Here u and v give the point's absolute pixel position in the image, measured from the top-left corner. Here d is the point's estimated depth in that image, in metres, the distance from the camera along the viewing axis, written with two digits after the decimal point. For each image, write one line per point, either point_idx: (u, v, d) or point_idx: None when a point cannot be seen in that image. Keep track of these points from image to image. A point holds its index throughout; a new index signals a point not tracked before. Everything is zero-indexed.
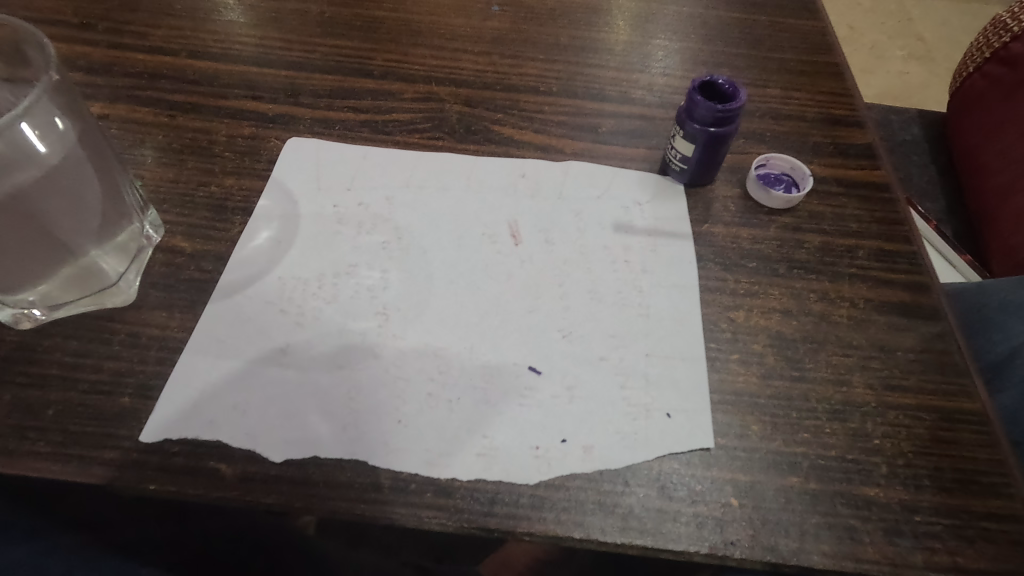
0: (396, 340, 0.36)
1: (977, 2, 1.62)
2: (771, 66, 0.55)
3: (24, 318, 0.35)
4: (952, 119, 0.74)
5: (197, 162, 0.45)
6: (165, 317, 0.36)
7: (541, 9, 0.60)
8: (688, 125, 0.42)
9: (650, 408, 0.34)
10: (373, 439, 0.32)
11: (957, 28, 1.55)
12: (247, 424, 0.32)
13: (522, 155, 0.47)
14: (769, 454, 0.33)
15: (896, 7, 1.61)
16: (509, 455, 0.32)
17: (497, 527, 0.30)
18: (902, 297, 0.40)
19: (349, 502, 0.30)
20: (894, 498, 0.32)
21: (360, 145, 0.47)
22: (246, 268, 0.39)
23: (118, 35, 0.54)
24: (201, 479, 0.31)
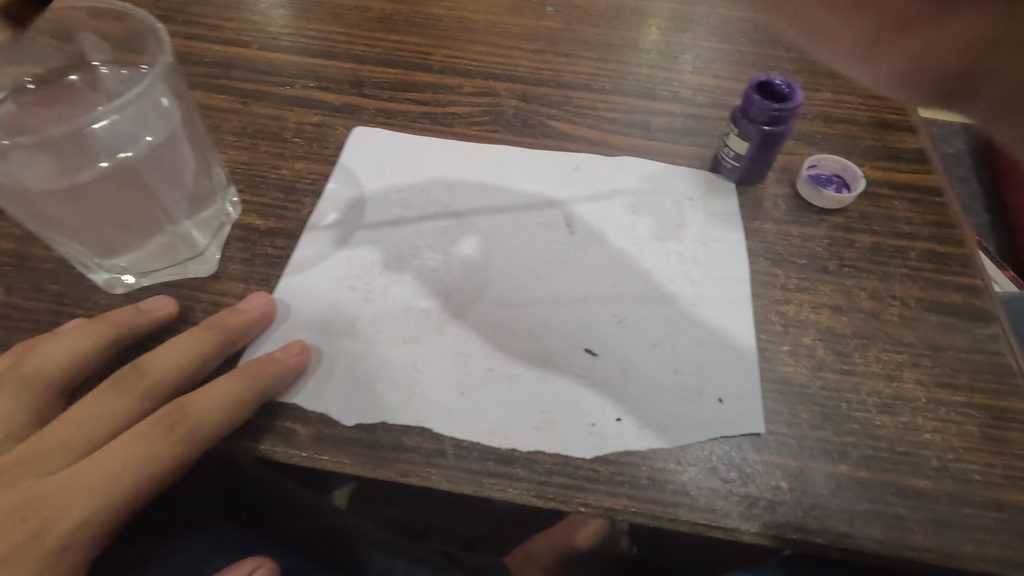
0: (458, 318, 0.38)
1: None
2: (822, 70, 0.56)
3: (116, 283, 0.38)
4: None
5: (269, 146, 0.47)
6: (242, 289, 0.39)
7: (594, 11, 0.61)
8: (743, 123, 0.43)
9: (702, 393, 0.35)
10: (438, 408, 0.34)
11: None
12: (320, 388, 0.35)
13: (576, 149, 0.49)
14: (819, 442, 0.34)
15: None
16: (566, 430, 0.33)
17: (555, 496, 0.32)
18: (954, 298, 0.40)
19: (416, 465, 0.32)
20: (944, 490, 0.32)
21: (421, 135, 0.49)
22: (316, 245, 0.41)
23: (193, 26, 0.57)
24: (278, 437, 0.33)
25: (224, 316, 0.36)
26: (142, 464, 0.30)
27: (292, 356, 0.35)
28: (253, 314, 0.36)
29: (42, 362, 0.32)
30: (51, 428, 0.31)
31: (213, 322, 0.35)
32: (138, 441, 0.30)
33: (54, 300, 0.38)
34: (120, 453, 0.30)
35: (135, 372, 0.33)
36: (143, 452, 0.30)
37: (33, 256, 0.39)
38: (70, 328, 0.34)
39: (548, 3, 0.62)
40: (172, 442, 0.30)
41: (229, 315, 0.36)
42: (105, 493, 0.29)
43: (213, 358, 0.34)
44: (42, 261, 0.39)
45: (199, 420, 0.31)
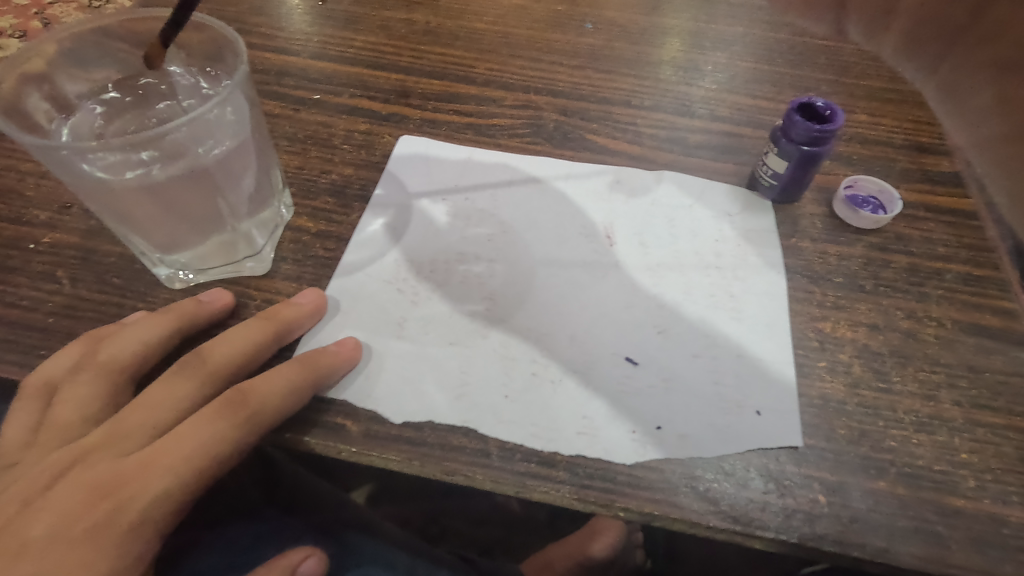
0: (503, 323, 0.39)
1: None
2: (857, 93, 0.57)
3: (177, 278, 0.40)
4: None
5: (319, 152, 0.49)
6: (296, 288, 0.40)
7: (633, 29, 0.63)
8: (783, 142, 0.44)
9: (742, 405, 0.36)
10: (483, 410, 0.35)
11: None
12: (371, 386, 0.36)
13: (616, 163, 0.50)
14: (856, 457, 0.34)
15: None
16: (609, 436, 0.34)
17: (596, 499, 0.33)
18: (991, 321, 0.40)
19: (462, 464, 0.33)
20: (983, 510, 0.33)
21: (466, 146, 0.50)
22: (365, 248, 0.43)
23: (247, 35, 0.60)
24: (330, 432, 0.34)
25: (280, 308, 0.37)
26: (208, 444, 0.31)
27: (346, 350, 0.36)
28: (307, 308, 0.38)
29: (112, 350, 0.34)
30: (124, 413, 0.33)
31: (270, 314, 0.37)
32: (204, 423, 0.31)
33: (118, 293, 0.39)
34: (186, 435, 0.31)
35: (197, 359, 0.34)
36: (208, 435, 0.31)
37: (98, 250, 0.41)
38: (137, 320, 0.36)
39: (587, 20, 0.63)
40: (235, 424, 0.32)
41: (284, 308, 0.37)
42: (174, 470, 0.30)
43: (269, 348, 0.36)
44: (106, 255, 0.41)
45: (260, 404, 0.32)
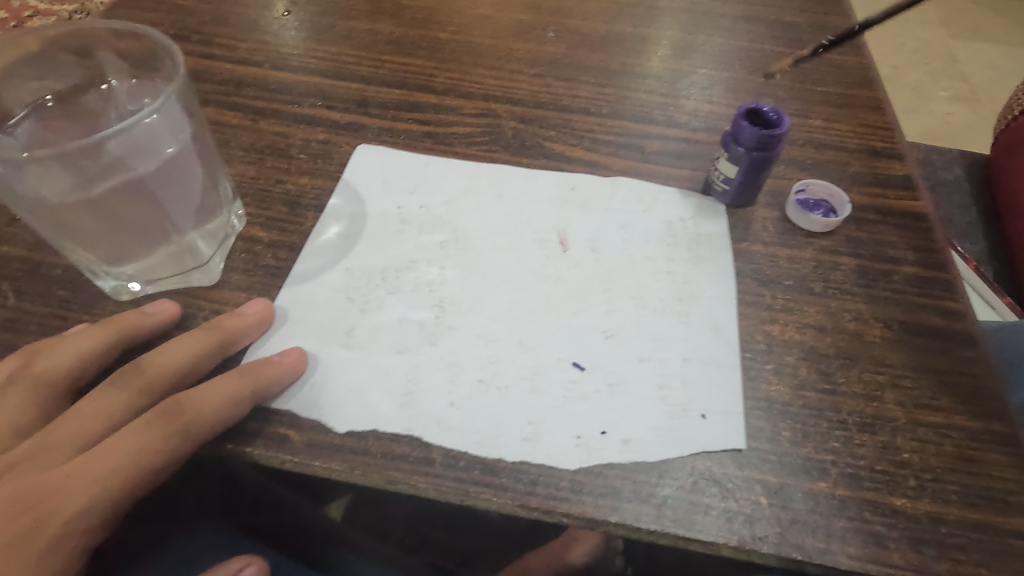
0: (451, 330, 0.39)
1: (1015, 56, 1.67)
2: (813, 98, 0.57)
3: (124, 290, 0.40)
4: (1001, 161, 0.78)
5: (276, 162, 0.49)
6: (245, 299, 0.40)
7: (594, 37, 0.63)
8: (732, 148, 0.44)
9: (687, 408, 0.36)
10: (428, 418, 0.35)
11: (1008, 87, 1.59)
12: (315, 396, 0.36)
13: (572, 170, 0.50)
14: (799, 459, 0.34)
15: (942, 65, 1.66)
16: (553, 442, 0.34)
17: (538, 506, 0.32)
18: (936, 322, 0.41)
19: (404, 473, 0.33)
20: (922, 509, 0.33)
21: (423, 154, 0.51)
22: (317, 257, 0.42)
23: (209, 46, 0.60)
24: (272, 441, 0.34)
25: (224, 318, 0.37)
26: (140, 456, 0.31)
27: (290, 360, 0.36)
28: (252, 318, 0.38)
29: (48, 363, 0.34)
30: (55, 425, 0.32)
31: (213, 324, 0.37)
32: (138, 436, 0.32)
33: (63, 305, 0.39)
34: (118, 447, 0.31)
35: (135, 370, 0.34)
36: (140, 447, 0.31)
37: (45, 262, 0.41)
38: (77, 331, 0.36)
39: (550, 28, 0.64)
40: (169, 437, 0.32)
41: (228, 318, 0.37)
42: (102, 483, 0.30)
43: (211, 359, 0.36)
44: (54, 266, 0.41)
45: (195, 416, 0.32)
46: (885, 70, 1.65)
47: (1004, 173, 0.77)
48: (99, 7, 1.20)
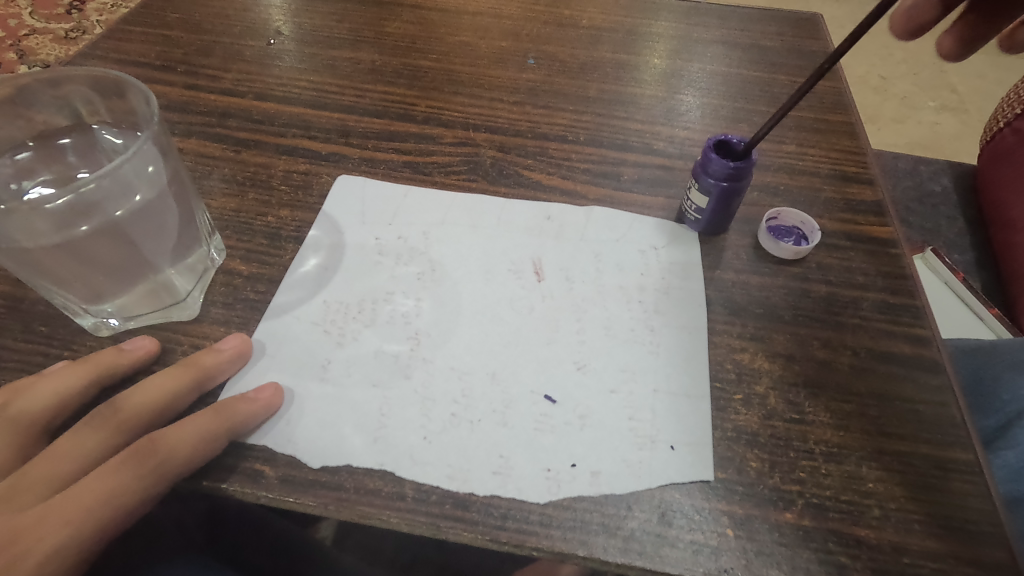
0: (425, 363, 0.40)
1: (1001, 66, 1.69)
2: (788, 123, 0.58)
3: (103, 326, 0.40)
4: (986, 172, 0.78)
5: (257, 194, 0.50)
6: (223, 333, 0.41)
7: (574, 63, 0.65)
8: (703, 178, 0.45)
9: (656, 440, 0.37)
10: (401, 452, 0.36)
11: (994, 97, 1.61)
12: (290, 431, 0.36)
13: (549, 199, 0.51)
14: (766, 489, 0.35)
15: (929, 76, 1.68)
16: (523, 475, 0.35)
17: (508, 540, 0.33)
18: (903, 348, 0.42)
19: (376, 508, 0.34)
20: (885, 539, 0.34)
21: (402, 184, 0.51)
22: (295, 290, 0.43)
23: (194, 77, 0.60)
24: (246, 478, 0.34)
25: (200, 355, 0.38)
26: (114, 496, 0.32)
27: (265, 397, 0.37)
28: (228, 354, 0.38)
29: (25, 404, 0.35)
30: (31, 464, 0.33)
31: (189, 361, 0.37)
32: (113, 475, 0.33)
33: (43, 341, 0.40)
34: (92, 487, 0.32)
35: (110, 410, 0.35)
36: (114, 486, 0.32)
37: (27, 298, 0.41)
38: (54, 370, 0.36)
39: (530, 55, 0.65)
40: (143, 475, 0.33)
41: (204, 355, 0.38)
42: (75, 523, 0.31)
43: (186, 396, 0.36)
44: (35, 303, 0.41)
45: (169, 454, 0.33)
46: (873, 82, 1.66)
47: (986, 185, 0.77)
48: (96, 30, 1.22)
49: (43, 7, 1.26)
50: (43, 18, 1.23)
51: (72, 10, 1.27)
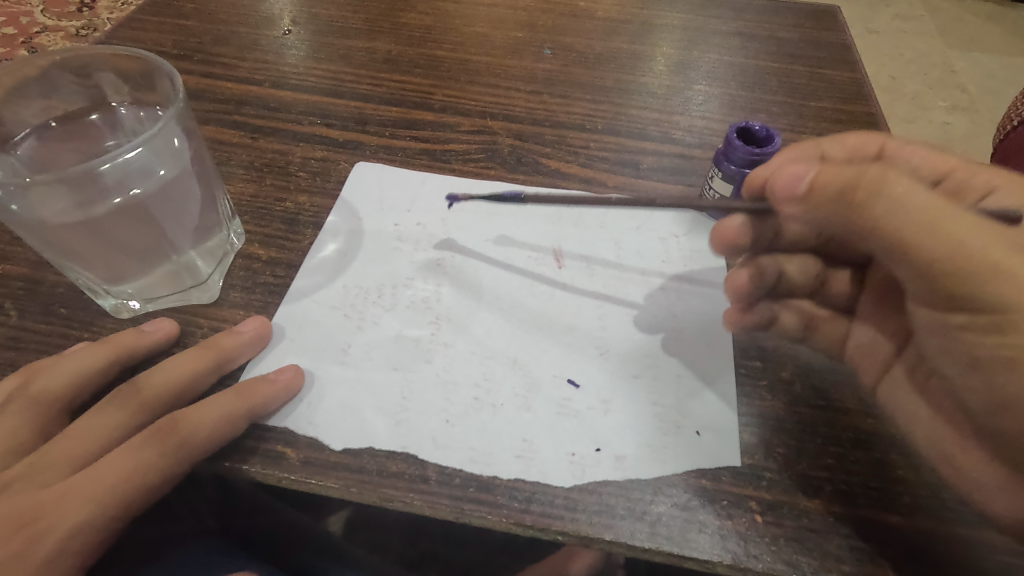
0: (446, 347, 0.39)
1: (1012, 66, 1.68)
2: (807, 114, 0.58)
3: (124, 308, 0.40)
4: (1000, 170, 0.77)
5: (275, 180, 0.50)
6: (242, 316, 0.40)
7: (590, 54, 0.64)
8: (724, 165, 0.45)
9: (681, 425, 0.36)
10: (423, 435, 0.35)
11: (1005, 96, 1.59)
12: (311, 413, 0.36)
13: (567, 186, 0.51)
14: (793, 475, 0.35)
15: (940, 75, 1.67)
16: (547, 459, 0.35)
17: (532, 524, 0.33)
18: None
19: (399, 491, 0.33)
20: (916, 527, 0.33)
21: (419, 171, 0.51)
22: (314, 274, 0.43)
23: (210, 65, 0.60)
24: (270, 460, 0.34)
25: (220, 337, 0.38)
26: (135, 473, 0.32)
27: (285, 378, 0.37)
28: (248, 337, 0.38)
29: (46, 382, 0.35)
30: (53, 442, 0.33)
31: (209, 342, 0.37)
32: (134, 454, 0.32)
33: (64, 323, 0.39)
34: (114, 465, 0.32)
35: (132, 389, 0.35)
36: (136, 464, 0.32)
37: (46, 281, 0.41)
38: (75, 350, 0.36)
39: (546, 46, 0.65)
40: (165, 454, 0.33)
41: (225, 337, 0.38)
42: (96, 500, 0.31)
43: (207, 378, 0.36)
44: (55, 285, 0.41)
45: (190, 434, 0.33)
46: (883, 81, 1.65)
47: None
48: (108, 26, 1.23)
49: (55, 5, 1.26)
50: (55, 15, 1.23)
51: (84, 7, 1.28)
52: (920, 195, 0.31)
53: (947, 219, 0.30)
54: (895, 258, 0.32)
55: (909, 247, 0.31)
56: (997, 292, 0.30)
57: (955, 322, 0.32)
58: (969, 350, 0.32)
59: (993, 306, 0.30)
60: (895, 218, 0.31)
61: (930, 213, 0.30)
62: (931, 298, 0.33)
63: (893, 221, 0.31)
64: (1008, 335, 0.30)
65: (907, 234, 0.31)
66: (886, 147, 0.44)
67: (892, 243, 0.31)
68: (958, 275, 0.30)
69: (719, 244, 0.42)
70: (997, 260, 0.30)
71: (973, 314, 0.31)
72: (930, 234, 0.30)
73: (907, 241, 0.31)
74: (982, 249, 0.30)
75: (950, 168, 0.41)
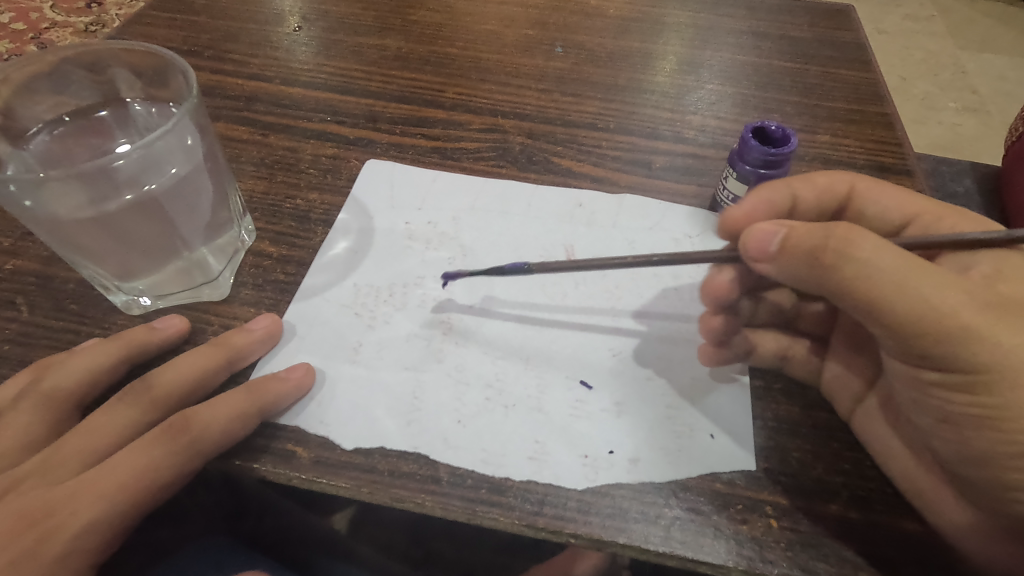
0: (457, 347, 0.39)
1: None
2: (821, 114, 0.58)
3: (135, 304, 0.40)
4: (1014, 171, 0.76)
5: (286, 177, 0.49)
6: (253, 313, 0.40)
7: (601, 52, 0.64)
8: (739, 166, 0.44)
9: (695, 428, 0.36)
10: (434, 436, 0.35)
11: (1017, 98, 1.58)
12: (322, 412, 0.36)
13: (579, 186, 0.50)
14: (809, 480, 0.34)
15: (951, 76, 1.65)
16: (560, 462, 0.34)
17: (545, 526, 0.32)
18: None
19: (411, 491, 0.33)
20: (934, 534, 0.33)
21: (430, 169, 0.51)
22: (325, 272, 0.43)
23: (221, 62, 0.60)
24: (281, 458, 0.34)
25: (231, 334, 0.38)
26: (146, 470, 0.32)
27: (296, 376, 0.36)
28: (259, 335, 0.38)
29: (58, 379, 0.35)
30: (65, 439, 0.33)
31: (220, 340, 0.37)
32: (145, 452, 0.32)
33: (75, 319, 0.39)
34: (126, 463, 0.32)
35: (143, 386, 0.35)
36: (147, 462, 0.32)
37: (57, 277, 0.41)
38: (86, 346, 0.36)
39: (557, 44, 0.65)
40: (176, 452, 0.32)
41: (236, 334, 0.38)
42: (108, 497, 0.31)
43: (218, 376, 0.36)
44: (66, 281, 0.41)
45: (201, 432, 0.33)
46: (893, 81, 1.64)
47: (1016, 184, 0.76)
48: (116, 22, 1.23)
49: (65, 1, 1.27)
50: (65, 12, 1.24)
51: (92, 3, 1.28)
52: (887, 256, 0.30)
53: (921, 279, 0.30)
54: (873, 320, 0.32)
55: (884, 308, 0.31)
56: (971, 353, 0.30)
57: (927, 378, 0.32)
58: (941, 404, 0.32)
59: (971, 367, 0.30)
60: (866, 280, 0.30)
61: (898, 273, 0.30)
62: (902, 354, 0.33)
63: (866, 276, 0.31)
64: (976, 395, 0.30)
65: (885, 294, 0.30)
66: (856, 186, 0.41)
67: (860, 297, 0.31)
68: (924, 334, 0.30)
69: (710, 296, 0.41)
70: (966, 324, 0.30)
71: (945, 373, 0.31)
72: (905, 295, 0.30)
73: (878, 302, 0.31)
74: (954, 312, 0.30)
75: (918, 211, 0.39)
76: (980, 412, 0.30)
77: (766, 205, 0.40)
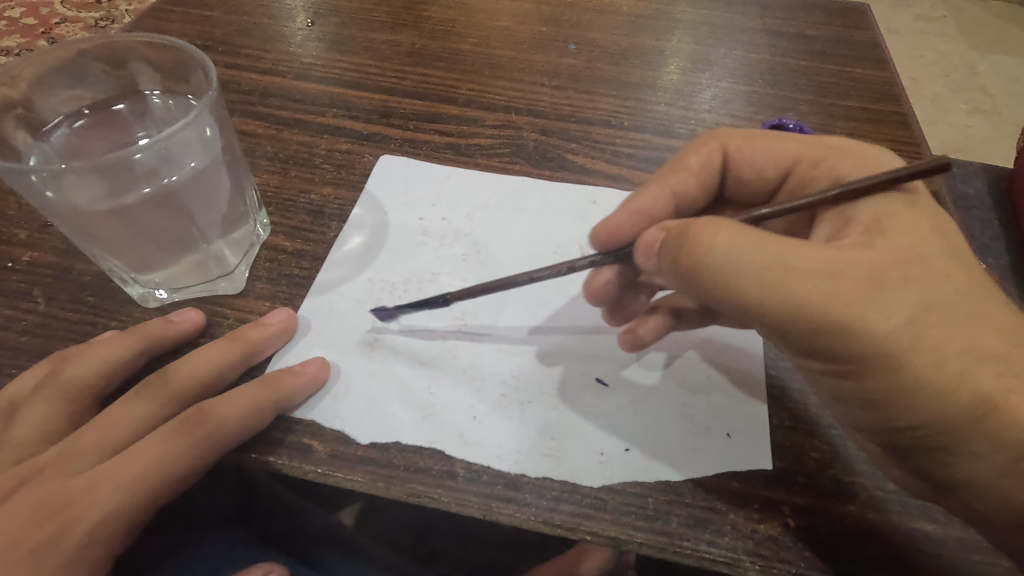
0: (472, 344, 0.39)
1: None
2: (836, 113, 0.57)
3: (151, 298, 0.40)
4: None
5: (300, 172, 0.49)
6: (268, 307, 0.40)
7: (615, 49, 0.64)
8: None
9: (711, 427, 0.36)
10: (450, 431, 0.35)
11: None
12: (337, 406, 0.36)
13: (593, 183, 0.50)
14: (827, 480, 0.34)
15: (962, 77, 1.64)
16: (575, 458, 0.34)
17: (561, 523, 0.32)
18: None
19: (427, 486, 0.33)
20: (953, 535, 0.32)
21: (445, 165, 0.51)
22: (340, 267, 0.43)
23: (234, 57, 0.60)
24: (297, 452, 0.34)
25: (247, 329, 0.38)
26: (163, 462, 0.32)
27: (311, 371, 0.36)
28: (275, 329, 0.38)
29: (76, 370, 0.35)
30: (83, 430, 0.33)
31: (237, 335, 0.37)
32: (161, 446, 0.32)
33: (92, 312, 0.39)
34: (143, 455, 0.32)
35: (161, 380, 0.35)
36: (163, 454, 0.32)
37: (74, 269, 0.41)
38: (104, 339, 0.36)
39: (570, 41, 0.64)
40: (193, 445, 0.33)
41: (252, 329, 0.38)
42: (125, 488, 0.31)
43: (235, 370, 0.36)
44: (82, 274, 0.41)
45: (217, 424, 0.33)
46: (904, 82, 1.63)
47: None
48: (126, 17, 1.24)
49: None
50: (76, 6, 1.24)
51: None
52: (749, 252, 0.30)
53: (786, 275, 0.29)
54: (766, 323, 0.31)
55: (758, 308, 0.30)
56: (851, 344, 0.29)
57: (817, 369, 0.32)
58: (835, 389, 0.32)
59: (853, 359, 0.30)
60: (732, 282, 0.30)
61: (755, 271, 0.29)
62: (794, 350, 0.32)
63: (732, 274, 0.30)
64: (860, 380, 0.30)
65: (750, 294, 0.30)
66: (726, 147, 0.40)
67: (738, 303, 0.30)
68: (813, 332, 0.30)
69: (594, 300, 0.39)
70: (842, 311, 0.29)
71: (831, 363, 0.31)
72: (774, 296, 0.29)
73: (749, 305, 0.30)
74: (827, 304, 0.29)
75: (796, 159, 0.38)
76: (877, 392, 0.30)
77: (636, 215, 0.39)
